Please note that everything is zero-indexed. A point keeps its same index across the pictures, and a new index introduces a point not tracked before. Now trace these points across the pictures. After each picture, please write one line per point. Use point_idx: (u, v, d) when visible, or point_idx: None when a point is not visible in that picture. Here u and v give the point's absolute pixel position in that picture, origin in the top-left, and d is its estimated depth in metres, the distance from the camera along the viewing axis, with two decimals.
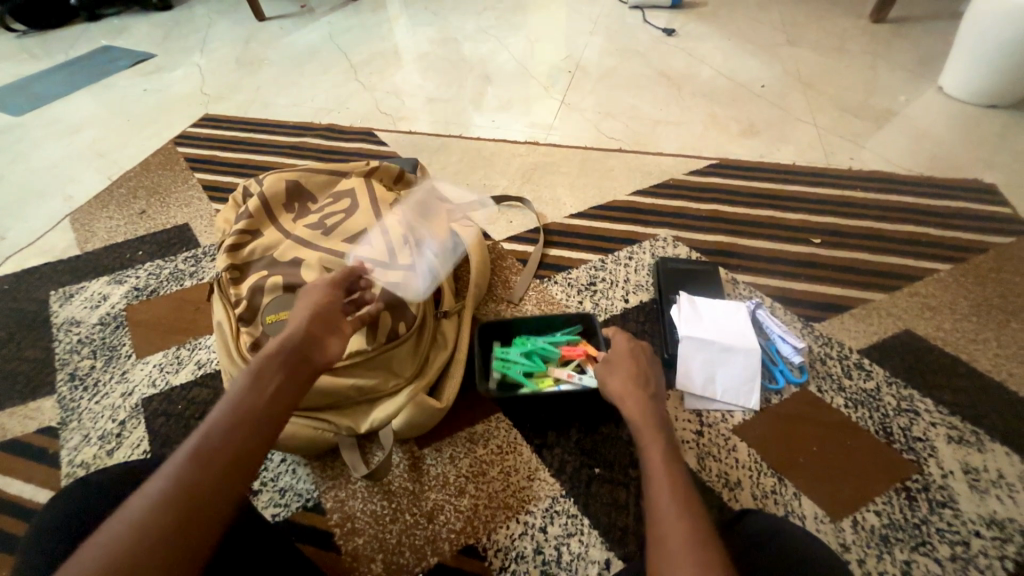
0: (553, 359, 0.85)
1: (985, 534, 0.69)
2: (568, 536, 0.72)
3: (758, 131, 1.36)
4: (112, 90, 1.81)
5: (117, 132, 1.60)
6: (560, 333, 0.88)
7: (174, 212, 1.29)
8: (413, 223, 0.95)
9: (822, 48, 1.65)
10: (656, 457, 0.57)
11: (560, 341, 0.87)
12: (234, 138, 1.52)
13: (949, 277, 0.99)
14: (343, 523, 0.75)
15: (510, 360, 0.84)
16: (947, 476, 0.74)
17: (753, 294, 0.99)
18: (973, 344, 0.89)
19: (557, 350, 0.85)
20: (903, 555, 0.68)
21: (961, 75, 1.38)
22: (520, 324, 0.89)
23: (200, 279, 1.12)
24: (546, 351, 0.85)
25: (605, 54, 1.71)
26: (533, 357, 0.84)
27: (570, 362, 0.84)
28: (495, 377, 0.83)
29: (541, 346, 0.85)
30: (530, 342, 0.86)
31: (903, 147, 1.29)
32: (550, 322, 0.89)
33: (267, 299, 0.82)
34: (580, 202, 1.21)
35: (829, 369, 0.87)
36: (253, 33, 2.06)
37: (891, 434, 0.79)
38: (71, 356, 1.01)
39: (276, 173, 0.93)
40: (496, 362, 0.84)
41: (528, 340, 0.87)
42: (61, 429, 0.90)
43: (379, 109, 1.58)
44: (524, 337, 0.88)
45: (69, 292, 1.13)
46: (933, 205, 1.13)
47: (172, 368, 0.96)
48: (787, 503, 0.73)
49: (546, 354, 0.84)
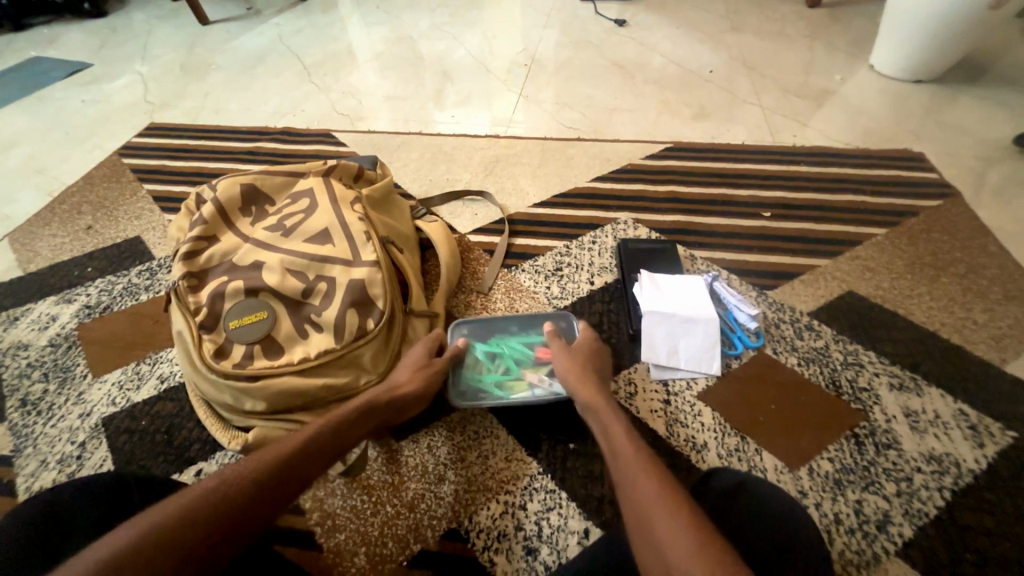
0: (525, 362, 0.85)
1: (925, 469, 0.75)
2: (547, 511, 0.74)
3: (708, 114, 1.42)
4: (47, 102, 1.71)
5: (55, 147, 1.52)
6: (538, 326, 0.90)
7: (124, 225, 1.24)
8: (375, 220, 0.94)
9: (764, 33, 1.73)
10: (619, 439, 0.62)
11: (534, 343, 0.87)
12: (184, 146, 1.46)
13: (886, 239, 1.07)
14: (323, 522, 0.75)
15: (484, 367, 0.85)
16: (890, 420, 0.80)
17: (710, 269, 1.04)
18: (910, 299, 0.96)
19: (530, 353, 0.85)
20: (855, 495, 0.73)
21: (891, 54, 1.49)
22: (491, 328, 0.89)
23: (156, 292, 1.08)
24: (518, 354, 0.86)
25: (560, 47, 1.75)
26: (506, 362, 0.85)
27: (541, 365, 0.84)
28: (466, 383, 0.83)
29: (514, 350, 0.86)
30: (503, 346, 0.87)
31: (842, 123, 1.37)
32: (520, 322, 0.90)
33: (229, 304, 0.80)
34: (541, 191, 1.23)
35: (783, 332, 0.92)
36: (198, 38, 1.99)
37: (840, 387, 0.84)
38: (21, 382, 0.95)
39: (230, 177, 0.91)
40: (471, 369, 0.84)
41: (501, 342, 0.87)
42: (14, 457, 0.86)
43: (336, 110, 1.56)
44: (498, 341, 0.87)
45: (13, 315, 1.07)
46: (870, 176, 1.21)
47: (132, 385, 0.93)
48: (750, 459, 0.78)
49: (518, 358, 0.85)
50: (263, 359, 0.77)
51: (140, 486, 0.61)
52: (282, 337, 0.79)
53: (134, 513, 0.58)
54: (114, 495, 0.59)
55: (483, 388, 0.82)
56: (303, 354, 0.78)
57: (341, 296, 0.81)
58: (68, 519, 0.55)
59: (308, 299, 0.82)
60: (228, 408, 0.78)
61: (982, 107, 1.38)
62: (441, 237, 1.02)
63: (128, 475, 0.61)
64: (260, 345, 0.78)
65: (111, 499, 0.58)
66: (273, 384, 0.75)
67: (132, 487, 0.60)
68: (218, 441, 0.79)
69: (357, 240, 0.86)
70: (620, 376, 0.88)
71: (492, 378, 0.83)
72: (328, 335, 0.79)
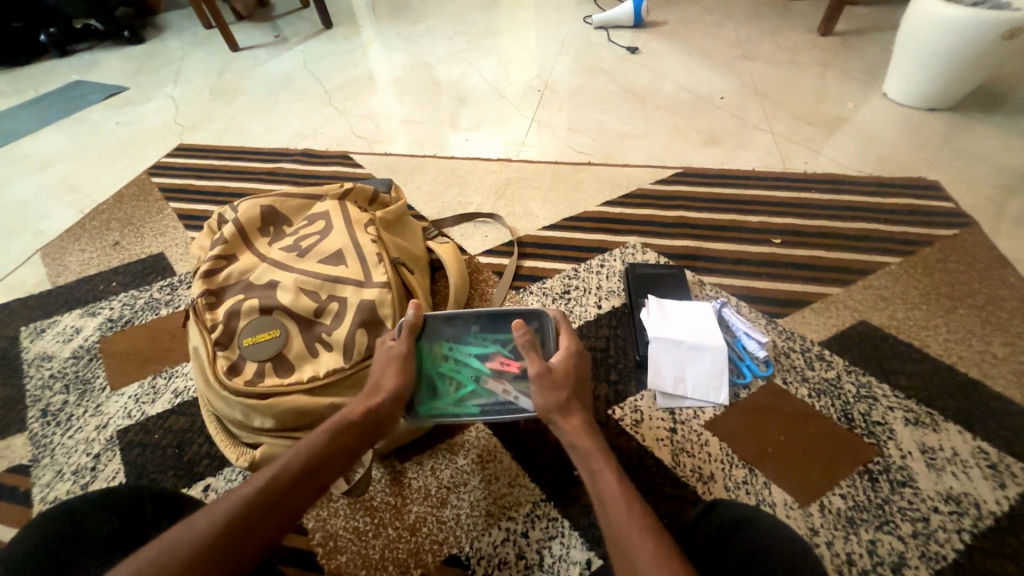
0: (485, 373, 0.75)
1: (943, 510, 0.72)
2: (549, 539, 0.73)
3: (719, 140, 1.44)
4: (84, 124, 1.81)
5: (90, 166, 1.60)
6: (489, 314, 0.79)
7: (149, 241, 1.29)
8: (388, 241, 0.96)
9: (775, 61, 1.76)
10: (605, 477, 0.59)
11: (491, 351, 0.77)
12: (209, 166, 1.53)
13: (900, 268, 1.06)
14: (325, 543, 0.75)
15: (441, 384, 0.75)
16: (906, 457, 0.78)
17: (719, 295, 1.04)
18: (925, 330, 0.94)
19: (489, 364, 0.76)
20: (868, 535, 0.71)
21: (903, 83, 1.49)
22: (442, 337, 0.77)
23: (176, 307, 1.11)
24: (476, 365, 0.76)
25: (572, 73, 1.79)
26: (464, 377, 0.75)
27: (504, 376, 0.75)
28: (424, 405, 0.74)
29: (470, 363, 0.76)
30: (458, 359, 0.76)
31: (854, 150, 1.37)
32: (479, 326, 0.78)
33: (243, 322, 0.83)
34: (551, 215, 1.25)
35: (793, 361, 0.91)
36: (227, 64, 2.09)
37: (852, 420, 0.82)
38: (43, 392, 0.99)
39: (251, 199, 0.95)
40: (428, 390, 0.75)
41: (455, 355, 0.77)
42: (32, 466, 0.88)
43: (354, 132, 1.62)
44: (452, 353, 0.77)
45: (41, 327, 1.12)
46: (883, 204, 1.21)
47: (148, 398, 0.95)
48: (758, 492, 0.76)
49: (476, 370, 0.75)
50: (273, 377, 0.79)
51: (152, 500, 0.62)
52: (293, 355, 0.81)
53: (146, 530, 0.60)
54: (127, 510, 0.60)
55: (445, 410, 0.73)
56: (312, 373, 0.80)
57: (351, 316, 0.83)
58: (82, 535, 0.56)
59: (319, 319, 0.84)
60: (238, 424, 0.80)
61: (999, 136, 1.37)
62: (451, 258, 1.04)
63: (141, 488, 0.62)
64: (271, 363, 0.80)
65: (124, 514, 0.59)
66: (282, 402, 0.77)
67: (144, 501, 0.62)
68: (227, 457, 0.81)
69: (369, 262, 0.89)
70: (626, 403, 0.87)
71: (450, 394, 0.75)
72: (337, 354, 0.81)
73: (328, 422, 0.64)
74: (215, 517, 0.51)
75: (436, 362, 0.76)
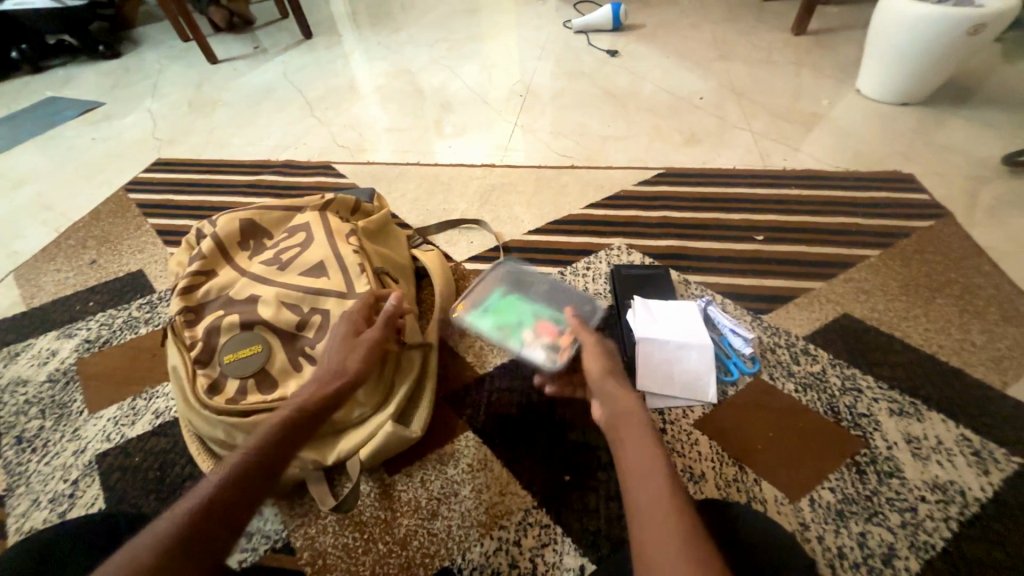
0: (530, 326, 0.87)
1: (930, 498, 0.73)
2: (542, 547, 0.72)
3: (700, 140, 1.45)
4: (59, 141, 1.77)
5: (64, 183, 1.56)
6: (531, 306, 0.91)
7: (127, 259, 1.26)
8: (370, 251, 0.95)
9: (752, 60, 1.79)
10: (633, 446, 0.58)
11: (547, 317, 0.89)
12: (188, 180, 1.51)
13: (880, 261, 1.07)
14: (314, 562, 0.73)
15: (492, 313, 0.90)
16: (892, 447, 0.79)
17: (705, 293, 1.04)
18: (906, 321, 0.96)
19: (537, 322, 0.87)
20: (858, 527, 0.71)
21: (876, 80, 1.52)
22: (511, 286, 0.96)
23: (156, 325, 1.09)
24: (527, 317, 0.89)
25: (554, 77, 1.80)
26: (512, 317, 0.89)
27: (540, 335, 0.86)
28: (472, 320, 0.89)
29: (527, 313, 0.89)
30: (518, 305, 0.91)
31: (831, 146, 1.40)
32: (557, 299, 0.93)
33: (224, 339, 0.81)
34: (536, 219, 1.25)
35: (779, 357, 0.91)
36: (206, 76, 2.07)
37: (839, 413, 0.83)
38: (18, 418, 0.96)
39: (230, 213, 0.93)
40: (479, 313, 0.90)
41: (517, 302, 0.92)
42: (6, 496, 0.85)
43: (336, 142, 1.60)
44: (515, 302, 0.92)
45: (15, 350, 1.08)
46: (862, 197, 1.23)
47: (128, 420, 0.93)
48: (749, 490, 0.76)
49: (525, 320, 0.88)
50: (256, 394, 0.78)
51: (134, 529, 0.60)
52: (276, 370, 0.79)
53: None
54: (107, 541, 0.58)
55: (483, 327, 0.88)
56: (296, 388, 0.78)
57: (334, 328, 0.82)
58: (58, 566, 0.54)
59: (302, 332, 0.82)
60: (221, 444, 0.78)
61: (970, 129, 1.41)
62: (436, 266, 1.03)
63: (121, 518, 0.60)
64: (253, 380, 0.79)
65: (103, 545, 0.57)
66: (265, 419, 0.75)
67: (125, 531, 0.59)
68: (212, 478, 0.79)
69: (351, 272, 0.87)
70: None
71: (495, 322, 0.89)
72: None
73: (276, 415, 0.64)
74: (171, 522, 0.50)
75: (496, 300, 0.92)
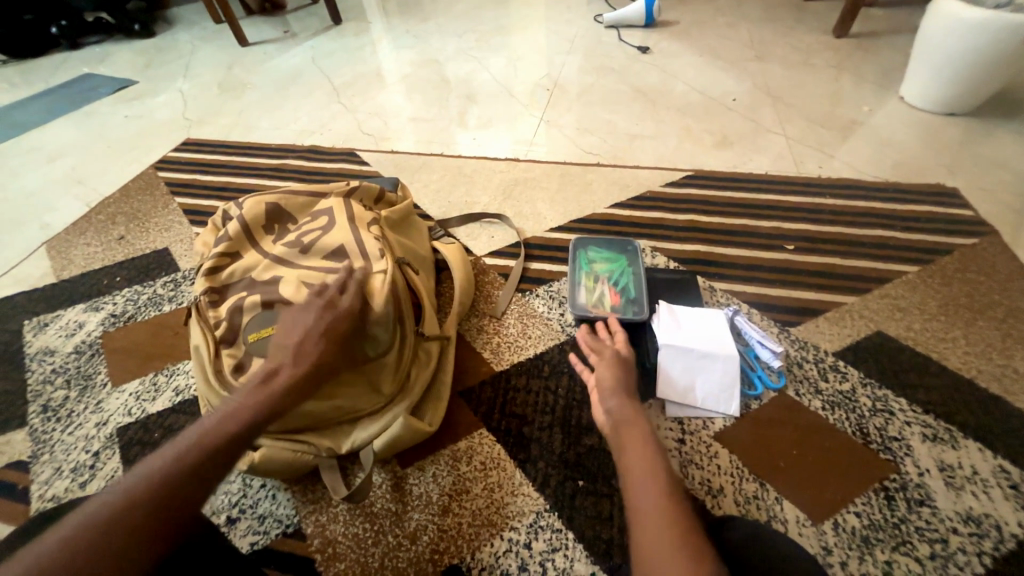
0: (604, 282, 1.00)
1: (962, 531, 0.70)
2: (553, 551, 0.71)
3: (731, 142, 1.41)
4: (93, 117, 1.81)
5: (97, 159, 1.59)
6: (625, 278, 1.00)
7: (153, 236, 1.28)
8: (392, 241, 0.95)
9: (790, 62, 1.72)
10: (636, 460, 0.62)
11: (625, 289, 0.97)
12: (215, 161, 1.52)
13: (917, 278, 1.03)
14: (324, 549, 0.74)
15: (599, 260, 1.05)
16: (923, 474, 0.75)
17: (731, 302, 1.01)
18: (943, 342, 0.91)
19: (615, 286, 0.98)
20: (884, 555, 0.69)
21: (922, 88, 1.45)
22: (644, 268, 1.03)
23: (178, 304, 1.10)
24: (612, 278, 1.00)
25: (582, 72, 1.77)
26: (601, 270, 1.02)
27: (602, 291, 0.97)
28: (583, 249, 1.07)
29: (614, 274, 1.00)
30: (621, 272, 1.02)
31: (870, 155, 1.34)
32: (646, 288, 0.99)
33: (246, 321, 0.82)
34: (559, 216, 1.23)
35: (807, 373, 0.88)
36: (236, 58, 2.08)
37: (868, 435, 0.80)
38: (45, 387, 0.98)
39: (257, 196, 0.93)
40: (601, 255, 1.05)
41: (623, 271, 1.02)
42: (31, 463, 0.87)
43: (361, 129, 1.60)
44: (623, 270, 1.02)
45: (44, 320, 1.11)
46: (901, 211, 1.17)
47: (149, 396, 0.95)
48: (769, 508, 0.74)
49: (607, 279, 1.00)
50: None
51: None
52: None
53: None
54: None
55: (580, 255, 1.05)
56: None
57: None
58: None
59: None
60: None
61: (1020, 143, 1.33)
62: (456, 259, 1.02)
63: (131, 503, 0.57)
64: None
65: None
66: None
67: None
68: None
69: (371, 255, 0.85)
70: None
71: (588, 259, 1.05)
72: None
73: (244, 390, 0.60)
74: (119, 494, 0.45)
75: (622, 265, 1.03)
